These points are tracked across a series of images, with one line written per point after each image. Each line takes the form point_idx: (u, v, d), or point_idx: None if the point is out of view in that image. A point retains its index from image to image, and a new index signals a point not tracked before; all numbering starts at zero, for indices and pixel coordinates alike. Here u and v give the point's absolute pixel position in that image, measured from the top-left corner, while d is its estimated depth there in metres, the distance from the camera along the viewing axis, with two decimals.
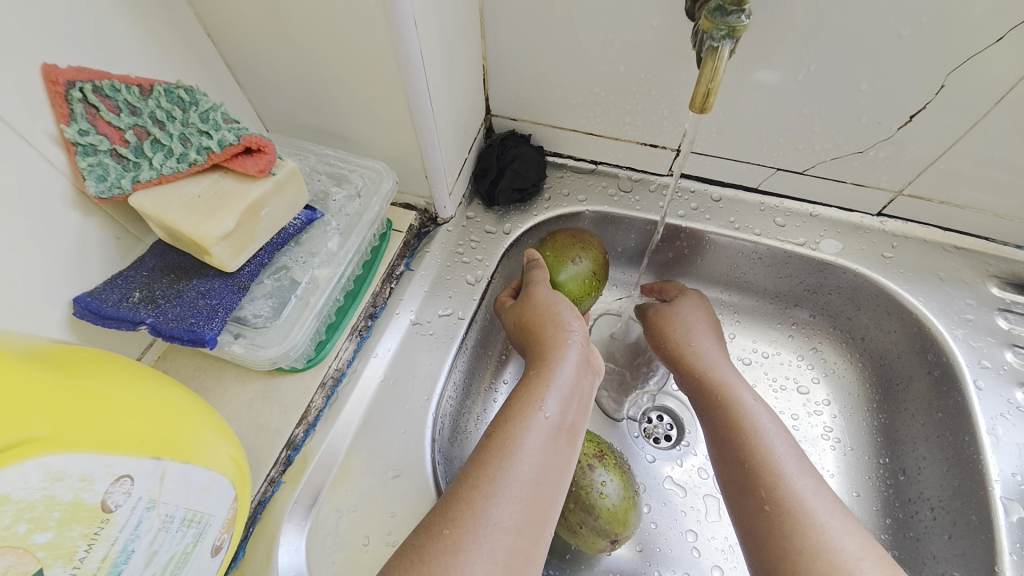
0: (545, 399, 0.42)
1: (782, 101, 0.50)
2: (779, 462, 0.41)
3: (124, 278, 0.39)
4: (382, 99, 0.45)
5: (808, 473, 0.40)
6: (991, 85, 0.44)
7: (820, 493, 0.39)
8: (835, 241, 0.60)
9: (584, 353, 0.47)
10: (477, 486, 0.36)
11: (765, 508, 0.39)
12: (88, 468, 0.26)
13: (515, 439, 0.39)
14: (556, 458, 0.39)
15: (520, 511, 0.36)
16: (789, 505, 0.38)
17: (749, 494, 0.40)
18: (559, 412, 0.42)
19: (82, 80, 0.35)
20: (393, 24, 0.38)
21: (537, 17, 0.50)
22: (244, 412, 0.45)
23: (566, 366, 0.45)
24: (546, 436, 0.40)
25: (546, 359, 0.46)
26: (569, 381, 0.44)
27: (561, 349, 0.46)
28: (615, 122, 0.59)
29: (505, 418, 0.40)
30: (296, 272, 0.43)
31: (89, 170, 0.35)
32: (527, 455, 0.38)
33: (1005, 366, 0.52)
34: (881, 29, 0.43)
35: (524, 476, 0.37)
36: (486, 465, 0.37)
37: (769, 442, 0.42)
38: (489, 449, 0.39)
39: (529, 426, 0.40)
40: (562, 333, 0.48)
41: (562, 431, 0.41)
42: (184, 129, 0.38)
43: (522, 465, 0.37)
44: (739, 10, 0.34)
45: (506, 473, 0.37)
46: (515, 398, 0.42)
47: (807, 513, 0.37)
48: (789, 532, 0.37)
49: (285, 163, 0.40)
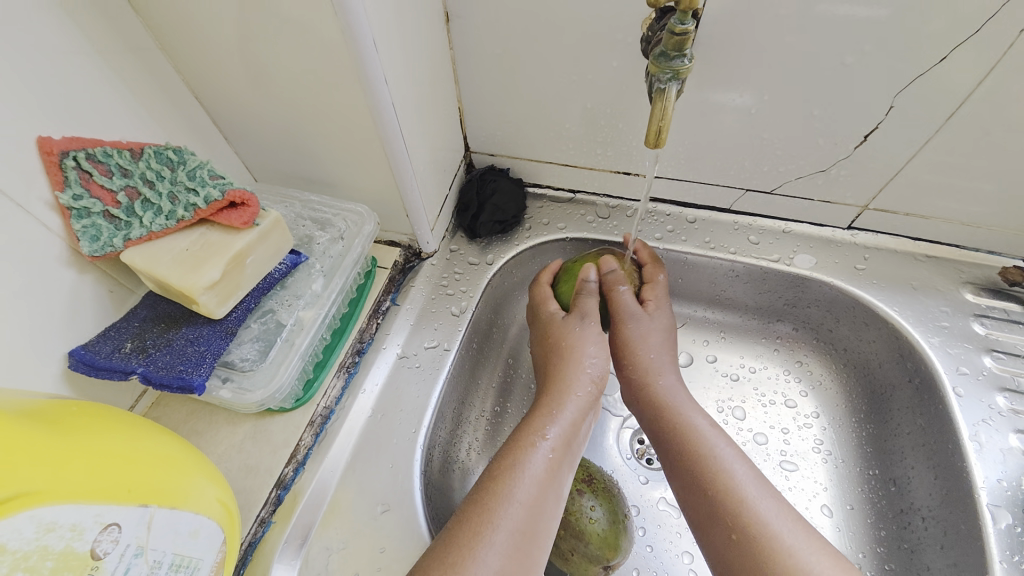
0: (545, 442, 0.43)
1: (742, 127, 0.53)
2: (741, 487, 0.41)
3: (116, 329, 0.41)
4: (361, 148, 0.48)
5: (769, 495, 0.41)
6: (936, 104, 0.46)
7: (783, 514, 0.40)
8: (809, 256, 0.61)
9: (592, 393, 0.47)
10: (477, 533, 0.36)
11: (732, 537, 0.40)
12: (77, 518, 0.27)
13: (508, 483, 0.40)
14: (548, 502, 0.40)
15: (516, 559, 0.36)
16: (754, 532, 0.39)
17: (716, 523, 0.41)
18: (555, 453, 0.43)
19: (75, 149, 0.37)
20: (366, 79, 0.41)
21: (506, 62, 0.54)
22: (235, 453, 0.46)
23: (567, 408, 0.45)
24: (539, 480, 0.40)
25: (552, 397, 0.46)
26: (570, 421, 0.45)
27: (569, 383, 0.47)
28: (587, 153, 0.61)
29: (500, 460, 0.42)
30: (282, 315, 0.45)
31: (83, 231, 0.37)
32: (521, 500, 0.39)
33: (983, 371, 0.53)
34: (825, 58, 0.45)
35: (517, 523, 0.38)
36: (483, 510, 0.38)
37: (730, 467, 0.43)
38: (487, 491, 0.39)
39: (526, 469, 0.41)
40: (580, 371, 0.48)
41: (553, 470, 0.42)
42: (173, 187, 0.40)
43: (517, 510, 0.38)
44: (681, 54, 0.37)
45: (504, 519, 0.38)
46: (513, 437, 0.44)
47: (774, 536, 0.38)
48: (757, 563, 0.38)
49: (268, 213, 0.42)
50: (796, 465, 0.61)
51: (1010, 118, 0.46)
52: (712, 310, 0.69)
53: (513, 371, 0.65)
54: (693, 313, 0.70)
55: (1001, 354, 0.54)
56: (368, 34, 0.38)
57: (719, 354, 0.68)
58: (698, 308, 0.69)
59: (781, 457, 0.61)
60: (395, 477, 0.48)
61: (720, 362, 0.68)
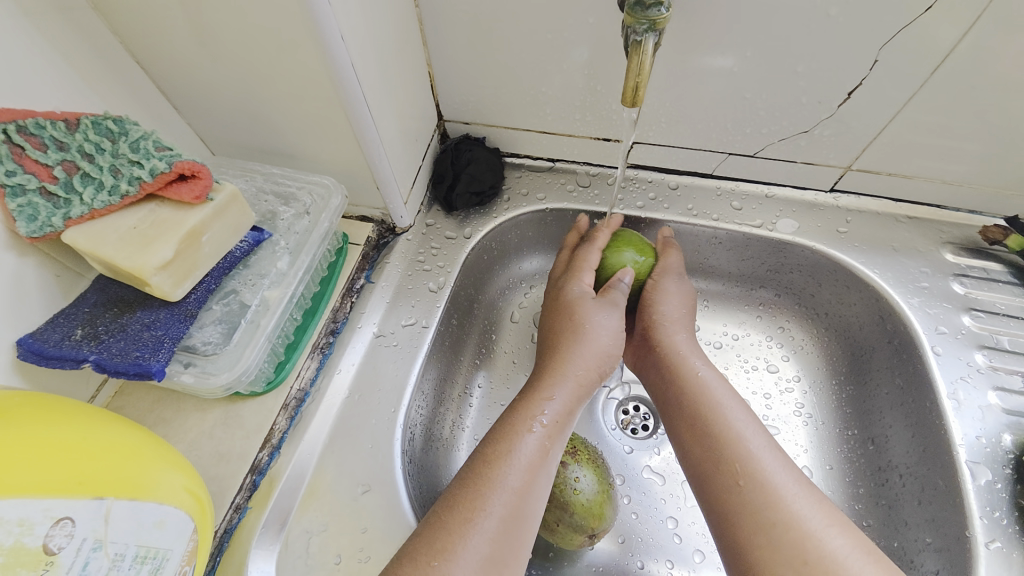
0: (539, 425, 0.42)
1: (724, 88, 0.51)
2: (748, 439, 0.42)
3: (65, 315, 0.39)
4: (323, 116, 0.45)
5: (772, 447, 0.41)
6: (922, 58, 0.45)
7: (786, 467, 0.40)
8: (791, 221, 0.60)
9: (593, 380, 0.46)
10: (466, 520, 0.36)
11: (739, 484, 0.39)
12: (26, 513, 0.26)
13: (500, 467, 0.39)
14: (539, 486, 0.40)
15: (504, 543, 0.36)
16: (759, 479, 0.39)
17: (720, 473, 0.41)
18: (549, 438, 0.42)
19: (3, 121, 0.33)
20: (321, 38, 0.38)
21: (476, 21, 0.50)
22: (206, 441, 0.45)
23: (564, 393, 0.44)
24: (532, 466, 0.40)
25: (549, 379, 0.45)
26: (564, 404, 0.44)
27: (567, 366, 0.46)
28: (565, 119, 0.59)
29: (492, 443, 0.41)
30: (245, 295, 0.43)
31: (19, 211, 0.34)
32: (512, 487, 0.38)
33: (962, 330, 0.54)
34: (809, 10, 0.43)
35: (507, 509, 0.37)
36: (471, 495, 0.37)
37: (737, 420, 0.43)
38: (475, 477, 0.38)
39: (517, 455, 0.40)
40: (581, 354, 0.47)
41: (547, 455, 0.41)
42: (114, 160, 0.37)
43: (507, 496, 0.38)
44: (658, 3, 0.35)
45: (494, 505, 0.37)
46: (505, 420, 0.43)
47: (777, 489, 0.38)
48: (764, 507, 0.38)
49: (223, 187, 0.40)
50: (778, 429, 0.61)
51: (995, 71, 0.44)
52: (695, 278, 0.68)
53: (492, 344, 0.64)
54: None
55: (979, 313, 0.55)
56: None
57: (702, 322, 0.68)
58: None
59: (763, 421, 0.62)
60: (374, 457, 0.47)
61: (703, 330, 0.67)
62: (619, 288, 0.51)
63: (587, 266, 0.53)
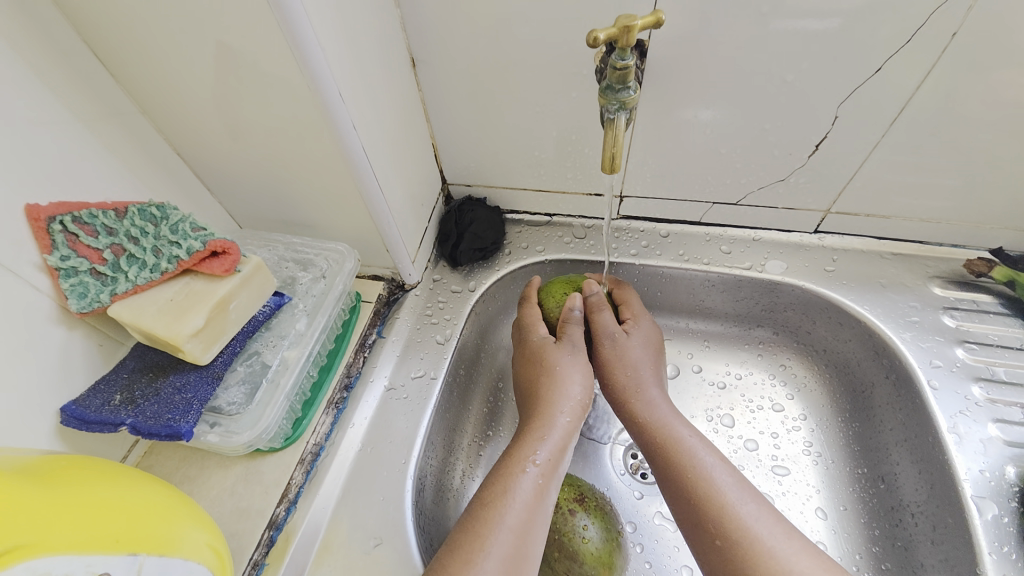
0: (533, 466, 0.44)
1: (701, 144, 0.55)
2: (723, 492, 0.42)
3: (105, 381, 0.42)
4: (337, 190, 0.50)
5: (751, 499, 0.42)
6: (879, 113, 0.49)
7: (764, 517, 0.40)
8: (780, 261, 0.63)
9: (578, 418, 0.48)
10: (468, 561, 0.38)
11: (716, 543, 0.40)
12: (68, 570, 0.28)
13: (498, 509, 0.41)
14: (538, 525, 0.41)
15: None
16: (736, 535, 0.40)
17: (701, 531, 0.41)
18: (544, 477, 0.43)
19: (62, 213, 0.39)
20: (336, 127, 0.43)
21: (473, 99, 0.56)
22: (227, 497, 0.47)
23: (554, 432, 0.46)
24: (528, 504, 0.41)
25: (539, 421, 0.47)
26: (556, 443, 0.46)
27: (552, 407, 0.48)
28: (558, 178, 0.64)
29: (490, 485, 0.43)
30: (267, 356, 0.46)
31: (71, 289, 0.39)
32: (510, 527, 0.40)
33: (957, 362, 0.55)
34: (769, 77, 0.48)
35: (507, 549, 0.39)
36: (474, 536, 0.39)
37: (712, 475, 0.44)
38: (477, 516, 0.41)
39: (513, 494, 0.42)
40: (563, 395, 0.48)
41: (543, 493, 0.43)
42: (157, 241, 0.42)
43: (506, 536, 0.39)
44: (625, 87, 0.41)
45: (494, 545, 0.39)
46: (503, 462, 0.45)
47: (758, 539, 0.39)
48: (742, 565, 0.38)
49: (250, 259, 0.44)
50: (787, 469, 0.61)
51: (949, 120, 0.48)
52: (694, 320, 0.70)
53: (502, 394, 0.66)
54: (676, 324, 0.71)
55: (973, 345, 0.56)
56: (333, 87, 0.40)
57: (704, 363, 0.69)
58: (680, 319, 0.71)
59: (772, 462, 0.62)
60: (385, 509, 0.48)
61: (706, 371, 0.68)
62: (573, 320, 0.53)
63: (538, 321, 0.55)
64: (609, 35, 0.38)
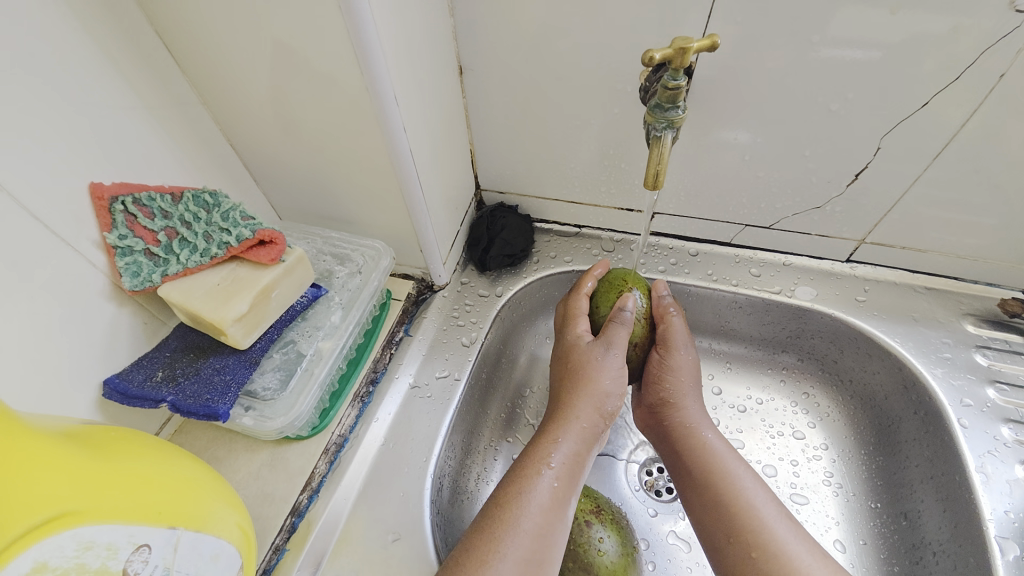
0: (549, 470, 0.44)
1: (738, 166, 0.56)
2: (757, 507, 0.44)
3: (149, 359, 0.44)
4: (380, 189, 0.52)
5: (783, 517, 0.43)
6: (922, 148, 0.49)
7: (800, 537, 0.42)
8: (810, 288, 0.63)
9: (596, 425, 0.47)
10: (484, 561, 0.38)
11: (751, 556, 0.41)
12: (113, 537, 0.29)
13: (513, 509, 0.41)
14: (553, 530, 0.42)
15: None
16: (772, 551, 0.41)
17: (735, 544, 0.43)
18: (559, 482, 0.44)
19: (124, 194, 0.41)
20: (386, 127, 0.44)
21: (515, 109, 0.57)
22: (253, 481, 0.48)
23: (569, 437, 0.46)
24: (543, 509, 0.42)
25: (556, 424, 0.47)
26: (573, 449, 0.46)
27: (571, 414, 0.47)
28: (592, 191, 0.65)
29: (508, 484, 0.43)
30: (302, 345, 0.48)
31: (125, 268, 0.40)
32: (527, 530, 0.40)
33: (988, 403, 0.54)
34: (812, 104, 0.48)
35: (522, 552, 0.39)
36: (491, 538, 0.40)
37: (746, 489, 0.45)
38: (495, 518, 0.41)
39: (530, 497, 0.42)
40: (588, 401, 0.47)
41: (559, 501, 0.43)
42: (208, 227, 0.44)
43: (524, 539, 0.40)
44: (675, 106, 0.42)
45: (510, 547, 0.39)
46: (519, 464, 0.45)
47: (790, 556, 0.40)
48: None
49: (294, 250, 0.46)
50: (806, 498, 0.60)
51: (997, 158, 0.48)
52: (718, 341, 0.70)
53: (522, 402, 0.67)
54: (699, 344, 0.71)
55: (1004, 385, 0.55)
56: (388, 89, 0.42)
57: (726, 386, 0.69)
58: (704, 339, 0.71)
59: (791, 490, 0.61)
60: (404, 505, 0.48)
61: (727, 394, 0.68)
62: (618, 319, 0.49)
63: (581, 314, 0.53)
64: (665, 55, 0.39)
